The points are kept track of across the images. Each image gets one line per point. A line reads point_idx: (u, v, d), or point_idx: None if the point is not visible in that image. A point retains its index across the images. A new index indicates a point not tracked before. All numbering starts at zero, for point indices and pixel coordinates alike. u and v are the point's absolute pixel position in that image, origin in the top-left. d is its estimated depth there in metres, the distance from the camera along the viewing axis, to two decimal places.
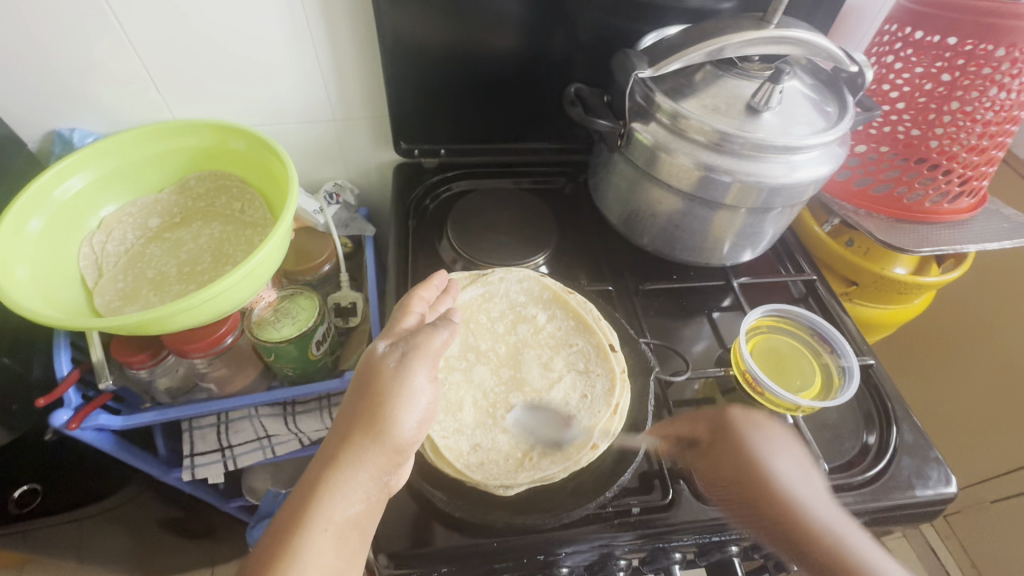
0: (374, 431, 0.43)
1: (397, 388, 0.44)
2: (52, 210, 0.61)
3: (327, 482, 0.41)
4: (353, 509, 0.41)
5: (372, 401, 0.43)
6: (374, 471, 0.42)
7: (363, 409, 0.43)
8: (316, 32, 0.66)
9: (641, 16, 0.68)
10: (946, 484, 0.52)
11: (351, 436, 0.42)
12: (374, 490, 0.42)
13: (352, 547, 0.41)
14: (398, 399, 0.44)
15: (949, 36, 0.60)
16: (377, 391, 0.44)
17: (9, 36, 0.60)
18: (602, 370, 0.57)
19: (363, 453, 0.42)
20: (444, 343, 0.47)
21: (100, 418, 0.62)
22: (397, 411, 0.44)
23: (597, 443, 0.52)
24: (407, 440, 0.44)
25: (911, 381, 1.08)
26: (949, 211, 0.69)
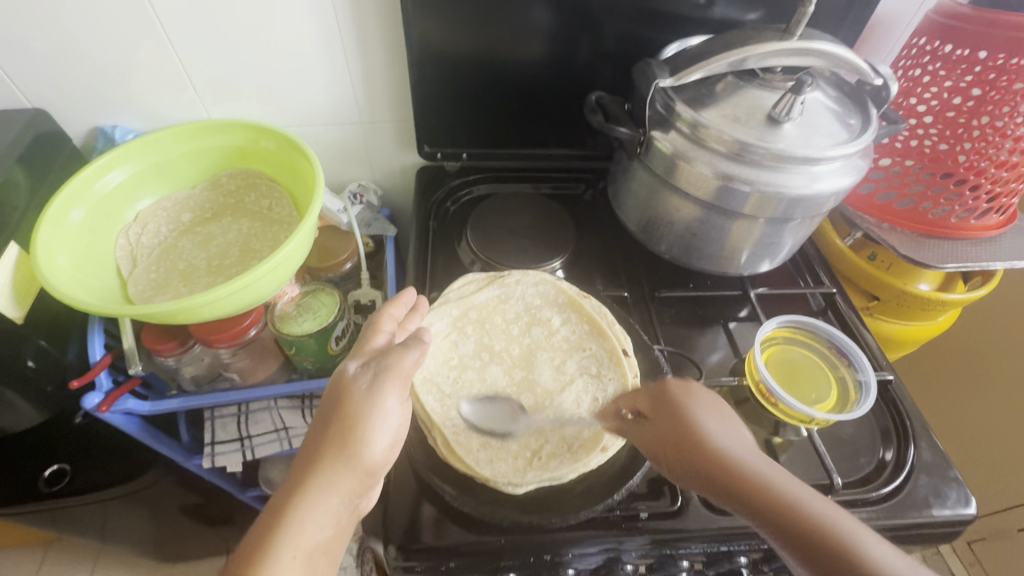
0: (343, 454, 0.42)
1: (369, 410, 0.44)
2: (93, 202, 0.64)
3: (295, 508, 0.40)
4: (323, 535, 0.40)
5: (340, 424, 0.43)
6: (344, 493, 0.42)
7: (332, 432, 0.43)
8: (346, 38, 0.68)
9: (666, 26, 0.69)
10: (964, 505, 0.51)
11: (320, 459, 0.42)
12: (344, 514, 0.42)
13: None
14: (372, 420, 0.44)
15: (979, 50, 0.59)
16: (349, 413, 0.43)
17: (62, 38, 0.64)
18: (615, 374, 0.58)
19: (333, 476, 0.41)
20: (415, 361, 0.46)
21: (129, 402, 0.65)
22: (369, 432, 0.43)
23: (607, 446, 0.52)
24: (378, 461, 0.44)
25: (939, 402, 1.05)
26: (975, 227, 0.68)
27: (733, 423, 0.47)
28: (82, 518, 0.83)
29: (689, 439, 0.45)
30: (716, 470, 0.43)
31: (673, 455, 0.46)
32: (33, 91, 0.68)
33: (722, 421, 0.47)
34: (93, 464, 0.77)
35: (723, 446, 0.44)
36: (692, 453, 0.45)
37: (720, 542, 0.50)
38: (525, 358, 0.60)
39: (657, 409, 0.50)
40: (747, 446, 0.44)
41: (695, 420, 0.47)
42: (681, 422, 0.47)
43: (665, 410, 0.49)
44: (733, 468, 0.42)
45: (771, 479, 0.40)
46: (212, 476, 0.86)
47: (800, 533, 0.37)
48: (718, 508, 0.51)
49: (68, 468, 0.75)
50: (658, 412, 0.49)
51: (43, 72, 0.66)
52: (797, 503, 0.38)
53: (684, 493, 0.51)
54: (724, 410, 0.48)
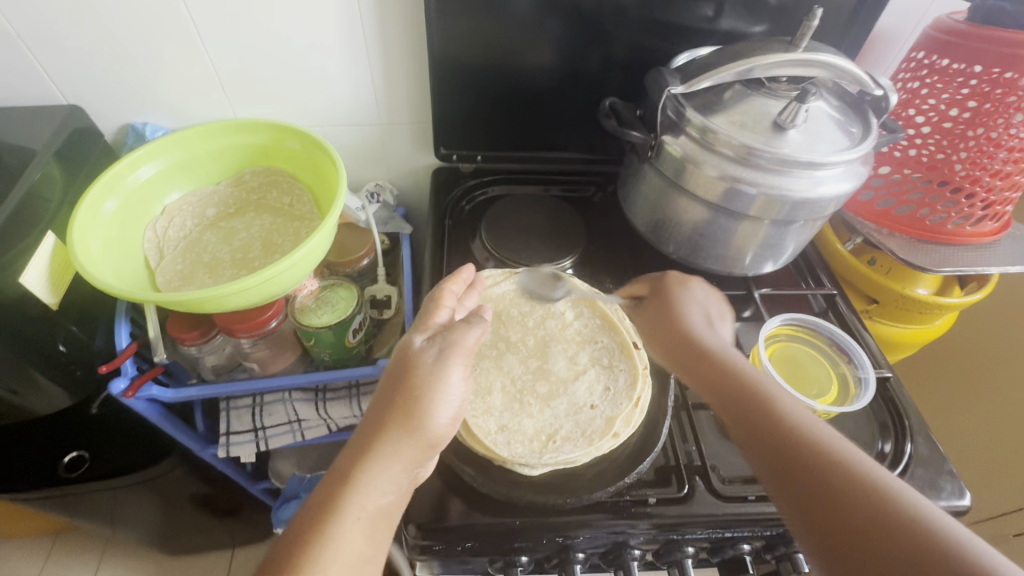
0: (409, 425, 0.45)
1: (434, 384, 0.47)
2: (125, 195, 0.67)
3: (363, 470, 0.43)
4: (385, 499, 0.43)
5: (408, 396, 0.46)
6: (407, 462, 0.45)
7: (398, 404, 0.46)
8: (369, 42, 0.71)
9: (675, 37, 0.72)
10: (959, 497, 0.53)
11: (387, 428, 0.45)
12: (405, 482, 0.45)
13: (380, 536, 0.43)
14: (436, 395, 0.47)
15: (975, 64, 0.62)
16: (415, 386, 0.46)
17: (100, 39, 0.67)
18: (626, 366, 0.61)
19: (399, 445, 0.45)
20: (477, 338, 0.50)
21: (152, 389, 0.67)
22: (432, 407, 0.46)
23: (618, 432, 0.55)
24: (440, 433, 0.47)
25: (946, 410, 1.05)
26: (971, 233, 0.71)
27: (715, 315, 0.57)
28: (95, 504, 0.85)
29: (673, 328, 0.56)
30: (685, 343, 0.54)
31: (659, 339, 0.57)
32: (70, 89, 0.71)
33: (706, 313, 0.57)
34: (112, 450, 0.79)
35: (700, 332, 0.54)
36: (673, 332, 0.56)
37: (724, 529, 0.51)
38: (538, 349, 0.62)
39: (655, 300, 0.60)
40: (719, 336, 0.54)
41: (682, 311, 0.57)
42: (669, 314, 0.57)
43: (660, 302, 0.59)
44: (701, 349, 0.52)
45: (732, 361, 0.50)
46: (224, 467, 0.88)
47: (736, 397, 0.47)
48: (722, 496, 0.53)
49: (87, 455, 0.77)
50: (654, 304, 0.60)
51: (79, 70, 0.70)
52: (744, 378, 0.48)
53: (690, 481, 0.54)
54: (712, 304, 0.58)
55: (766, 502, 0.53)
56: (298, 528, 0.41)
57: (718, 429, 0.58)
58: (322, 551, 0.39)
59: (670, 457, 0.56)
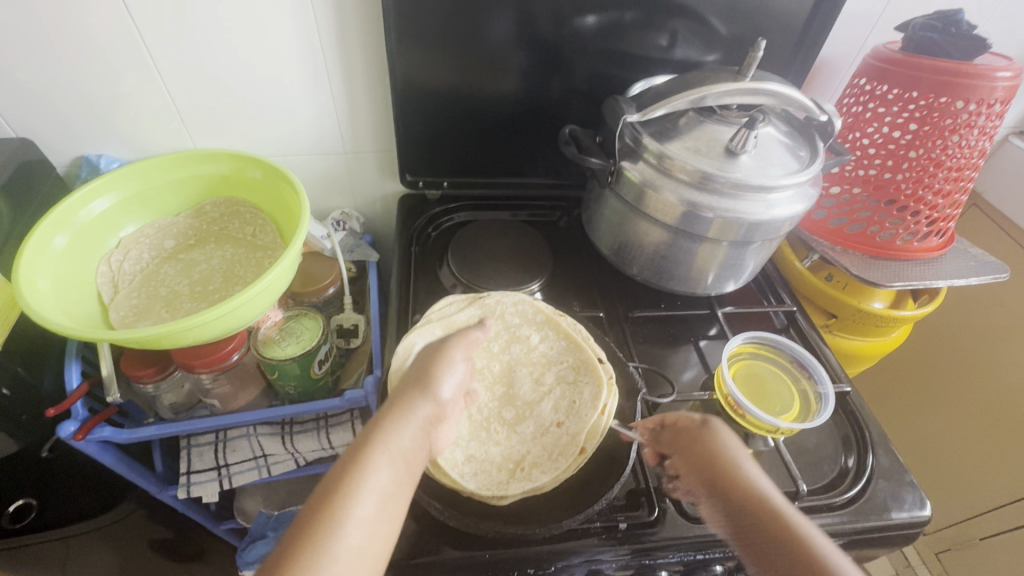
0: (424, 383, 0.47)
1: (441, 354, 0.49)
2: (76, 229, 0.65)
3: (387, 417, 0.44)
4: (407, 442, 0.43)
5: (427, 363, 0.49)
6: (424, 416, 0.45)
7: (416, 371, 0.48)
8: (332, 72, 0.71)
9: (632, 66, 0.75)
10: (920, 507, 0.55)
11: (404, 389, 0.46)
12: (423, 434, 0.45)
13: (404, 479, 0.42)
14: (444, 361, 0.49)
15: (911, 90, 0.66)
16: (427, 359, 0.49)
17: (49, 70, 0.65)
18: (591, 379, 0.61)
19: (415, 399, 0.45)
20: (480, 337, 0.52)
21: (105, 430, 0.64)
22: (443, 370, 0.48)
23: (586, 447, 0.55)
24: (452, 397, 0.48)
25: (918, 421, 1.12)
26: (919, 249, 0.74)
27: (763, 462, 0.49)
28: (45, 555, 0.80)
29: (719, 473, 0.48)
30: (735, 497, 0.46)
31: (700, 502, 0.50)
32: (18, 122, 0.69)
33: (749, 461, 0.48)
34: (62, 496, 0.75)
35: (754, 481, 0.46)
36: (718, 480, 0.48)
37: (696, 551, 0.52)
38: (495, 377, 0.63)
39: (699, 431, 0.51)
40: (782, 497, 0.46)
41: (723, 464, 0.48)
42: (715, 452, 0.49)
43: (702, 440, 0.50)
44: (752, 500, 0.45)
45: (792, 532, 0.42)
46: (186, 509, 0.83)
47: None
48: (692, 517, 0.53)
49: (34, 503, 0.72)
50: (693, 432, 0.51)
51: (29, 102, 0.68)
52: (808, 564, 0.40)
53: (661, 504, 0.53)
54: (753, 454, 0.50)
55: None
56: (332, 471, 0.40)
57: None
58: (352, 481, 0.39)
59: (641, 480, 0.56)
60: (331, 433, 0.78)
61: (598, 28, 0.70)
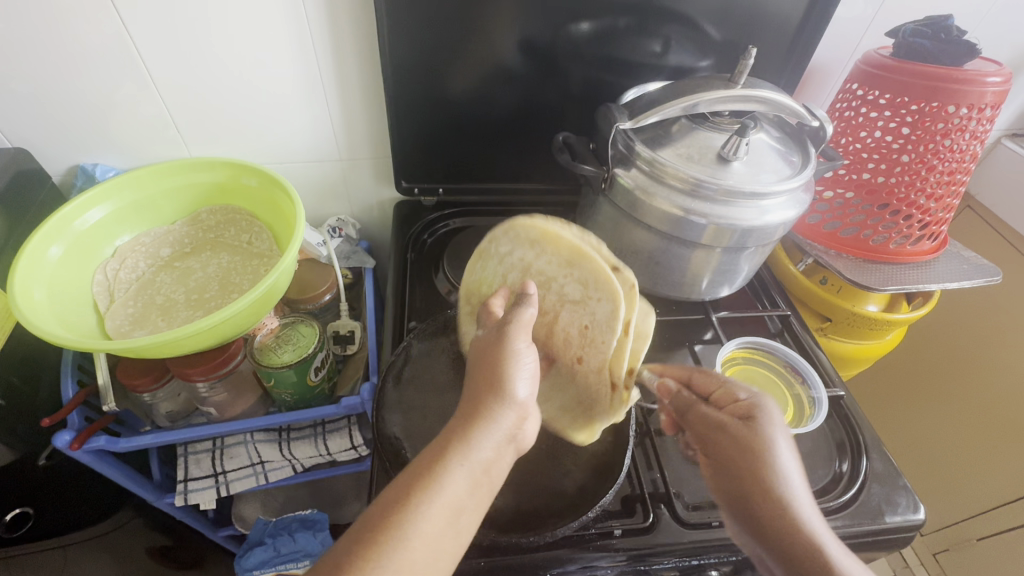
0: (498, 388, 0.44)
1: (510, 355, 0.45)
2: (72, 238, 0.65)
3: (465, 428, 0.42)
4: (486, 454, 0.42)
5: (497, 362, 0.45)
6: (504, 425, 0.43)
7: (484, 372, 0.45)
8: (327, 79, 0.72)
9: (626, 72, 0.75)
10: (914, 511, 0.55)
11: (480, 394, 0.44)
12: (502, 443, 0.43)
13: (482, 491, 0.41)
14: (514, 364, 0.45)
15: (902, 96, 0.66)
16: (497, 358, 0.45)
17: (45, 80, 0.65)
18: (604, 293, 0.52)
19: (493, 408, 0.43)
20: (531, 317, 0.49)
21: (101, 439, 0.64)
22: (514, 371, 0.45)
23: (626, 392, 0.51)
24: (529, 396, 0.45)
25: (913, 422, 1.12)
26: (912, 252, 0.74)
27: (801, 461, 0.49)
28: (43, 564, 0.79)
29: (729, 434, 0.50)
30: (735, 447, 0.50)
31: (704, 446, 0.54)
32: (14, 132, 0.69)
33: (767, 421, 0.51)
34: (60, 504, 0.75)
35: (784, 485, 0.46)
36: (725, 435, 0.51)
37: (691, 557, 0.52)
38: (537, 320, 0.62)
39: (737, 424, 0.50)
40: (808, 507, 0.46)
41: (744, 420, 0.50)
42: (745, 447, 0.49)
43: (739, 430, 0.50)
44: (771, 505, 0.46)
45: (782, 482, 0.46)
46: (184, 517, 0.83)
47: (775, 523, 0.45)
48: (686, 522, 0.53)
49: (31, 511, 0.72)
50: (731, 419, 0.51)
51: (24, 110, 0.68)
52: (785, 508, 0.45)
53: (655, 510, 0.54)
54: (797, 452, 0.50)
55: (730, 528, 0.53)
56: (406, 480, 0.40)
57: (683, 455, 0.59)
58: (425, 496, 0.39)
59: (635, 486, 0.56)
60: (328, 440, 0.78)
61: (592, 34, 0.71)
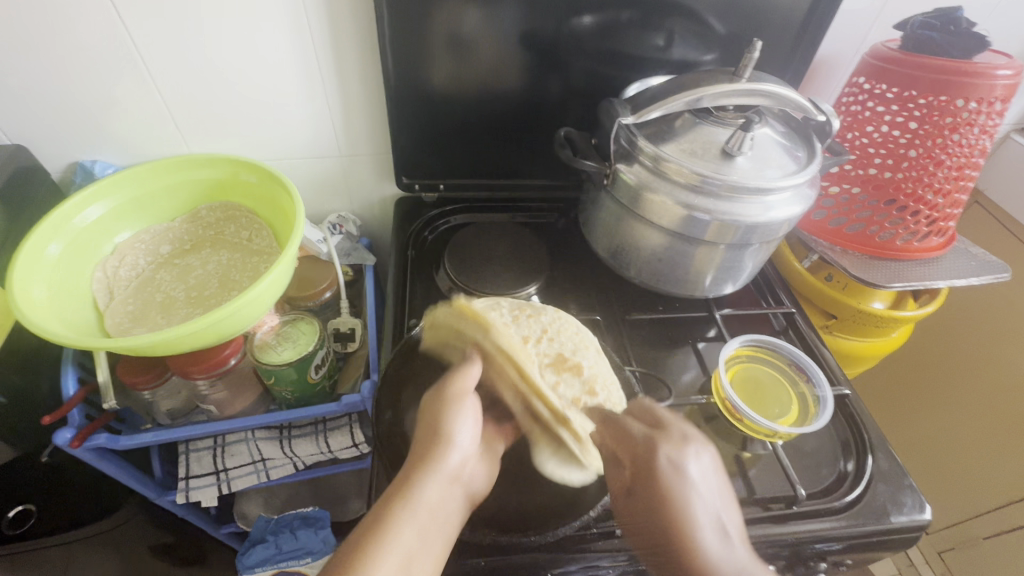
0: (440, 433, 0.46)
1: (452, 405, 0.49)
2: (71, 236, 0.64)
3: (413, 473, 0.44)
4: (433, 497, 0.43)
5: (436, 411, 0.48)
6: (449, 469, 0.45)
7: (427, 422, 0.48)
8: (326, 75, 0.71)
9: (628, 65, 0.74)
10: (919, 511, 0.54)
11: (424, 443, 0.46)
12: (448, 490, 0.44)
13: (433, 536, 0.42)
14: (456, 411, 0.48)
15: (910, 89, 0.65)
16: (438, 408, 0.49)
17: (41, 76, 0.65)
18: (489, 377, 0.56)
19: (439, 454, 0.45)
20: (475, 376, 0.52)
21: (102, 437, 0.64)
22: (455, 416, 0.48)
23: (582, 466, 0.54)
24: (472, 442, 0.48)
25: (920, 420, 1.11)
26: (919, 249, 0.73)
27: (725, 489, 0.46)
28: (45, 561, 0.80)
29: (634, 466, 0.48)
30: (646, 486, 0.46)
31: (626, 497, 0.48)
32: (13, 128, 0.69)
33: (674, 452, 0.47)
34: (62, 500, 0.75)
35: (697, 531, 0.43)
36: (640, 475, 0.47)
37: None
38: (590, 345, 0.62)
39: (638, 475, 0.47)
40: (735, 544, 0.42)
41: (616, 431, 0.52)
42: (655, 500, 0.45)
43: (645, 484, 0.46)
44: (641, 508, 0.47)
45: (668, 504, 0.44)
46: (186, 514, 0.83)
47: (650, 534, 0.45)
48: None
49: (33, 508, 0.73)
50: (635, 475, 0.48)
51: (23, 108, 0.67)
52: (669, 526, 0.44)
53: None
54: (730, 493, 0.47)
55: None
56: (357, 534, 0.40)
57: None
58: (377, 543, 0.39)
59: None
60: (329, 437, 0.78)
61: (595, 28, 0.70)
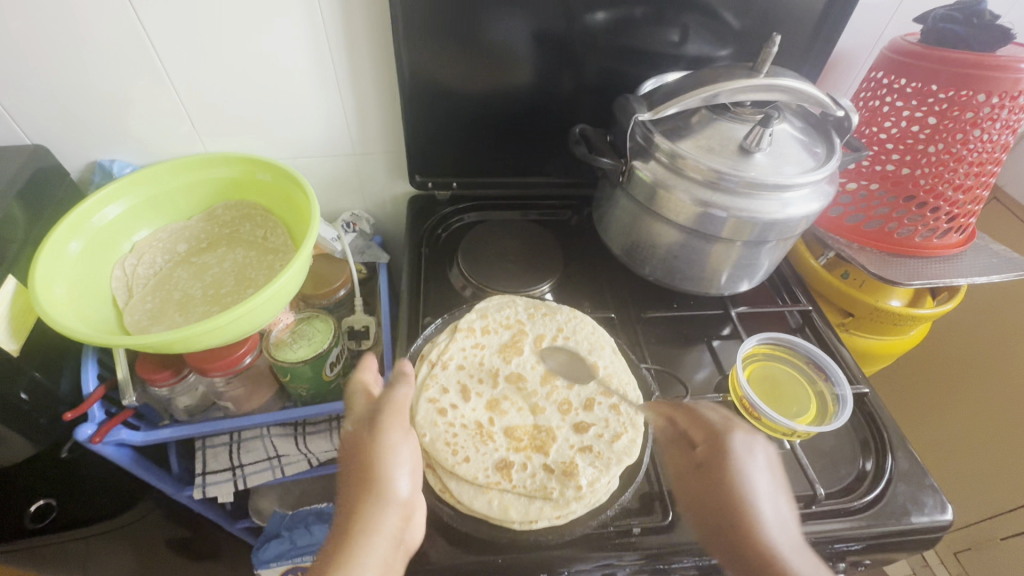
0: (373, 493, 0.43)
1: (385, 455, 0.45)
2: (90, 234, 0.65)
3: (346, 545, 0.41)
4: (371, 573, 0.40)
5: (366, 464, 0.45)
6: (389, 529, 0.43)
7: (355, 476, 0.45)
8: (341, 75, 0.71)
9: (643, 62, 0.74)
10: (941, 511, 0.54)
11: (355, 504, 0.43)
12: (389, 551, 0.42)
13: None
14: (389, 463, 0.45)
15: (931, 83, 0.64)
16: (366, 459, 0.45)
17: (61, 77, 0.66)
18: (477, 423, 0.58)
19: (373, 516, 0.43)
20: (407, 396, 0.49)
21: (122, 433, 0.65)
22: (390, 466, 0.45)
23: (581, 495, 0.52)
24: (409, 491, 0.45)
25: (937, 418, 1.09)
26: (939, 245, 0.72)
27: (780, 483, 0.46)
28: (66, 554, 0.81)
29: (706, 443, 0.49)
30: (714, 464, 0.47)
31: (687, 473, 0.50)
32: (33, 128, 0.70)
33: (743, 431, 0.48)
34: (82, 495, 0.76)
35: (753, 508, 0.44)
36: (711, 453, 0.48)
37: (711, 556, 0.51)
38: (604, 348, 0.64)
39: (707, 452, 0.48)
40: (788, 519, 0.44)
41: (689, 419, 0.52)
42: (719, 476, 0.46)
43: (713, 460, 0.48)
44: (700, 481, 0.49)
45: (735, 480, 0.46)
46: (202, 509, 0.84)
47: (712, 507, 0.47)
48: None
49: (54, 503, 0.74)
50: (705, 452, 0.49)
51: (42, 109, 0.68)
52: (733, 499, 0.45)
53: (675, 508, 0.53)
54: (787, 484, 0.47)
55: None
56: None
57: None
58: None
59: (654, 484, 0.56)
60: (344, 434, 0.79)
61: (608, 24, 0.69)
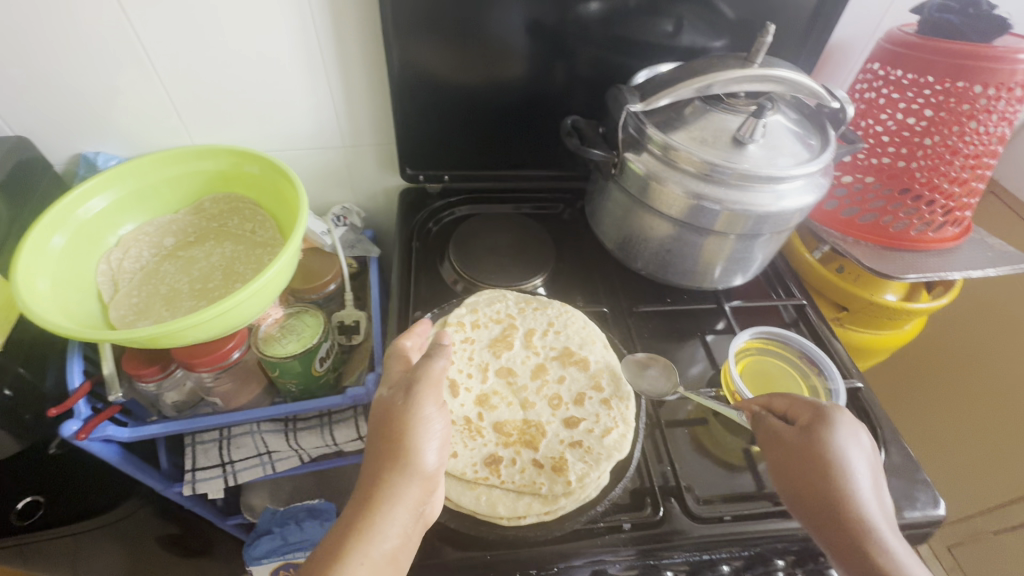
0: (401, 464, 0.44)
1: (419, 428, 0.45)
2: (74, 227, 0.64)
3: (365, 514, 0.42)
4: (390, 543, 0.42)
5: (398, 435, 0.45)
6: (412, 502, 0.44)
7: (384, 445, 0.45)
8: (330, 66, 0.70)
9: (635, 53, 0.73)
10: (933, 506, 0.53)
11: (383, 474, 0.43)
12: (410, 522, 0.43)
13: None
14: (421, 436, 0.45)
15: (926, 74, 0.63)
16: (398, 429, 0.45)
17: (43, 67, 0.64)
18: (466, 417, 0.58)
19: (399, 489, 0.43)
20: (442, 370, 0.48)
21: (108, 429, 0.64)
22: (422, 440, 0.45)
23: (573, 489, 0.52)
24: (436, 465, 0.46)
25: (931, 411, 1.09)
26: (934, 239, 0.72)
27: (873, 462, 0.49)
28: (54, 552, 0.80)
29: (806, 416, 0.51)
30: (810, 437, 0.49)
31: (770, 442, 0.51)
32: (15, 120, 0.69)
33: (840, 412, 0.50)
34: (70, 492, 0.75)
35: (852, 480, 0.46)
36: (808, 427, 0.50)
37: (702, 551, 0.51)
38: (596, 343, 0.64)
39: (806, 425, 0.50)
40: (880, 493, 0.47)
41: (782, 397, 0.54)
42: (814, 450, 0.48)
43: (810, 434, 0.49)
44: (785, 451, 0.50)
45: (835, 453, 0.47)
46: (193, 505, 0.83)
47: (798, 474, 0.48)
48: (698, 517, 0.52)
49: (40, 500, 0.73)
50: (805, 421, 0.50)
51: (26, 100, 0.67)
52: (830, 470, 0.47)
53: (665, 504, 0.53)
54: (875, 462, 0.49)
55: (744, 522, 0.52)
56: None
57: (695, 447, 0.58)
58: None
59: (645, 480, 0.55)
60: (334, 429, 0.78)
61: (601, 14, 0.68)
